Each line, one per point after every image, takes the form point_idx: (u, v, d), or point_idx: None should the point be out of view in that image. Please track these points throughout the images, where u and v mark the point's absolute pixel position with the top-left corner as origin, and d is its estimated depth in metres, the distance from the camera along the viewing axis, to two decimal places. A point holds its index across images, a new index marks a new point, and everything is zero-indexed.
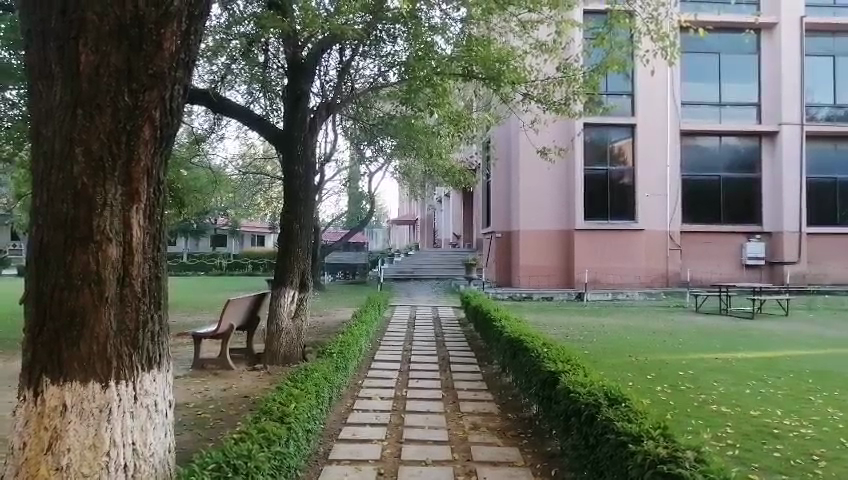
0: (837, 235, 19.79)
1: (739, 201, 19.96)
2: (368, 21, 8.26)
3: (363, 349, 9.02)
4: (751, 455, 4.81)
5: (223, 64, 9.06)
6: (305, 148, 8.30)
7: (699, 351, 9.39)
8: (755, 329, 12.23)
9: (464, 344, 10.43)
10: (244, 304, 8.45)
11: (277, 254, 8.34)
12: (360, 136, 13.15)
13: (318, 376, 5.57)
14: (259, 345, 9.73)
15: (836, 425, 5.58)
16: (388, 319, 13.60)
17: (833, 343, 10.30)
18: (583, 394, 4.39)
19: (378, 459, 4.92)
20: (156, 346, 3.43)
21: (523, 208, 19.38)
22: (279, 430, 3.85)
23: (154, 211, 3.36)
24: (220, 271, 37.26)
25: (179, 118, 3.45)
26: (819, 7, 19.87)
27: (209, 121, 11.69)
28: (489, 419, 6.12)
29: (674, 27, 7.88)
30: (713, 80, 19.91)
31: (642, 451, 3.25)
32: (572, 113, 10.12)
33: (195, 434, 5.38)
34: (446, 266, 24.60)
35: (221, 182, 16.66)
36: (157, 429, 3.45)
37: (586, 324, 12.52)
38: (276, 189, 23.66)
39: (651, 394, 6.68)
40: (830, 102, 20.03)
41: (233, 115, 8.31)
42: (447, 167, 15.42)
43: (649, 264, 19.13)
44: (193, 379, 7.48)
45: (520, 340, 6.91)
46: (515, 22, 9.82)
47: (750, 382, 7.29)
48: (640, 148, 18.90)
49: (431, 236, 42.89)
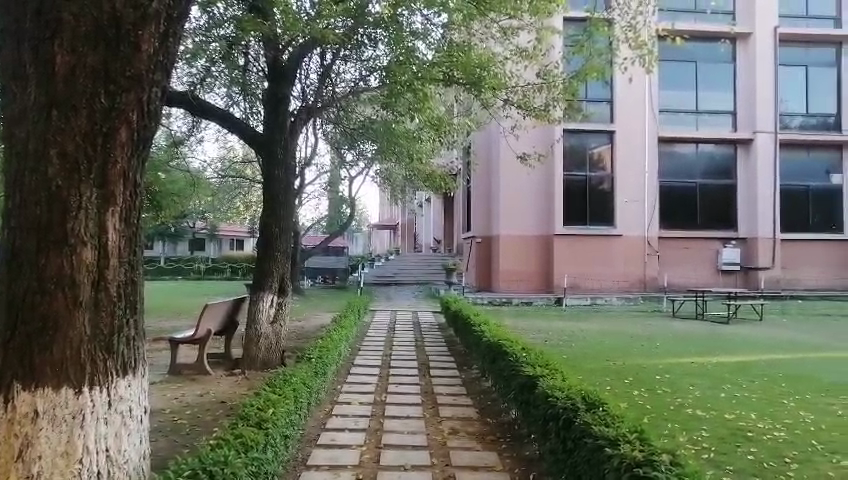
0: (809, 241, 20.18)
1: (716, 206, 20.23)
2: (349, 26, 8.23)
3: (343, 354, 8.99)
4: (726, 457, 4.87)
5: (203, 67, 8.98)
6: (285, 151, 8.28)
7: (675, 356, 9.51)
8: (730, 333, 12.37)
9: (444, 348, 10.44)
10: (223, 309, 8.37)
11: (256, 258, 8.27)
12: (341, 141, 13.13)
13: (296, 381, 5.54)
14: (237, 351, 9.64)
15: (808, 428, 5.67)
16: (368, 323, 13.54)
17: (807, 348, 10.47)
18: (562, 399, 4.41)
19: (357, 465, 4.89)
20: (132, 351, 3.38)
21: (504, 213, 19.45)
22: (256, 436, 3.81)
23: (131, 214, 3.32)
24: (199, 275, 36.89)
25: (157, 121, 3.42)
26: (791, 19, 20.32)
27: (188, 124, 11.59)
28: (467, 423, 6.13)
29: (652, 36, 7.98)
30: (690, 88, 20.19)
31: (619, 455, 3.27)
32: (552, 119, 10.20)
33: (171, 440, 5.31)
34: (427, 271, 24.61)
35: (200, 186, 16.51)
36: (132, 436, 3.41)
37: (565, 329, 12.58)
38: (256, 193, 23.53)
39: (628, 399, 6.73)
40: (803, 111, 20.42)
41: (212, 118, 8.24)
42: (427, 172, 15.45)
43: (627, 268, 19.33)
44: (169, 385, 7.38)
45: (500, 345, 6.93)
46: (496, 28, 9.82)
47: (725, 385, 7.40)
48: (618, 154, 19.14)
49: (412, 241, 42.87)
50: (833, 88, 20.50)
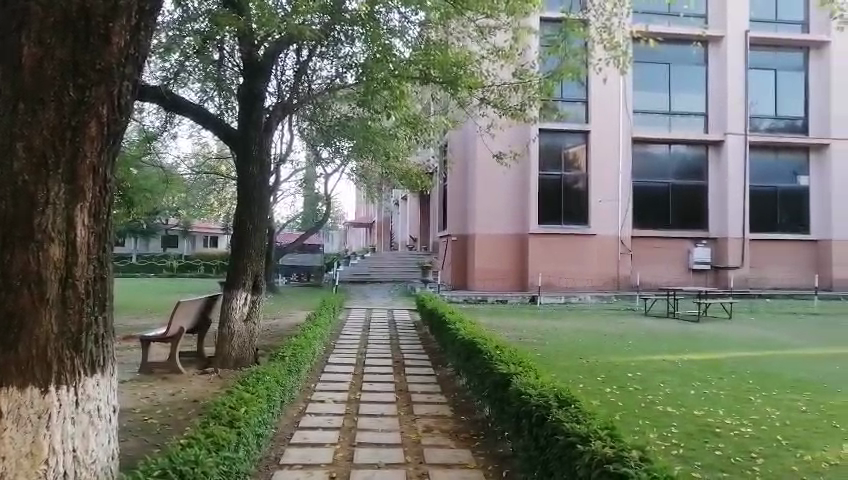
0: (777, 242, 20.63)
1: (688, 206, 20.54)
2: (326, 23, 8.14)
3: (317, 353, 8.95)
4: (695, 453, 4.96)
5: (177, 61, 8.88)
6: (260, 149, 8.21)
7: (646, 354, 9.65)
8: (700, 332, 12.58)
9: (418, 346, 10.45)
10: (196, 307, 8.26)
11: (230, 255, 8.19)
12: (316, 138, 13.06)
13: (269, 379, 5.50)
14: (209, 349, 9.54)
15: (774, 424, 5.80)
16: (342, 321, 13.52)
17: (773, 345, 10.70)
18: (534, 397, 4.45)
19: (331, 463, 4.88)
20: (101, 349, 3.32)
21: (480, 211, 19.53)
22: (228, 435, 3.78)
23: (101, 210, 3.25)
24: (171, 272, 36.35)
25: (128, 115, 3.35)
26: (761, 23, 20.72)
27: (162, 119, 11.42)
28: (441, 421, 6.15)
29: (626, 38, 8.08)
30: (663, 90, 20.47)
31: (590, 452, 3.32)
32: (527, 118, 10.27)
33: (141, 440, 5.24)
34: (403, 269, 24.60)
35: (173, 182, 16.29)
36: (100, 435, 3.34)
37: (539, 327, 12.68)
38: (230, 190, 23.28)
39: (600, 396, 6.81)
40: (772, 113, 20.83)
41: (186, 113, 8.14)
42: (403, 170, 15.43)
43: (601, 267, 19.54)
44: (140, 384, 7.28)
45: (474, 343, 6.95)
46: (473, 27, 9.86)
47: (695, 383, 7.52)
48: (592, 154, 19.35)
49: (388, 239, 42.79)
50: (801, 92, 20.96)
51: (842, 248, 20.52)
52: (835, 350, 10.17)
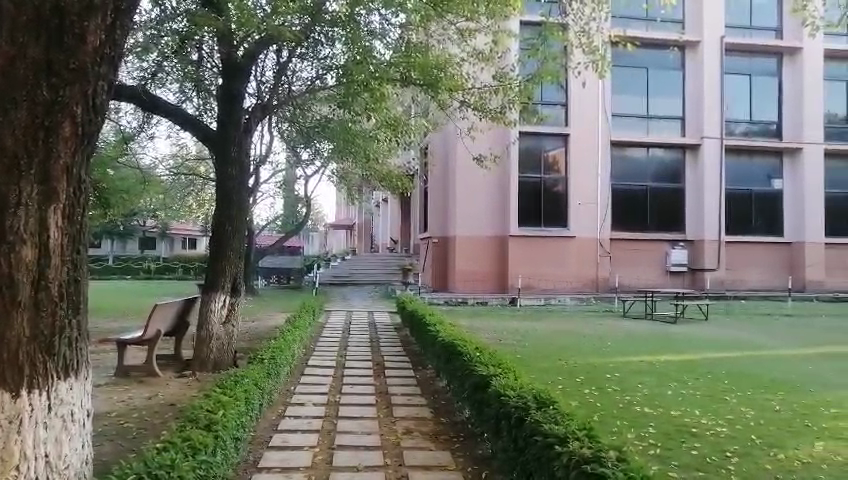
0: (752, 244, 20.98)
1: (666, 209, 20.77)
2: (306, 24, 8.07)
3: (296, 355, 8.90)
4: (671, 453, 5.02)
5: (155, 61, 8.78)
6: (239, 150, 8.15)
7: (624, 355, 9.75)
8: (677, 333, 12.73)
9: (398, 348, 10.45)
10: (173, 309, 8.17)
11: (208, 258, 8.11)
12: (296, 139, 13.00)
13: (248, 382, 5.46)
14: (187, 352, 9.44)
15: (749, 423, 5.89)
16: (323, 324, 13.46)
17: (747, 346, 10.87)
18: (513, 398, 4.48)
19: (309, 466, 4.85)
20: (75, 353, 3.27)
21: (460, 214, 19.57)
22: (205, 439, 3.75)
23: (75, 212, 3.21)
24: (149, 274, 35.90)
25: (104, 116, 3.31)
26: (736, 29, 21.06)
27: (139, 119, 11.27)
28: (421, 423, 6.15)
29: (605, 41, 8.16)
30: (641, 94, 20.69)
31: (567, 453, 3.35)
32: (507, 121, 10.33)
33: (116, 444, 5.16)
34: (383, 271, 24.56)
35: (150, 184, 16.09)
36: (74, 441, 3.28)
37: (518, 329, 12.74)
38: (209, 192, 23.05)
39: (579, 397, 6.86)
40: (747, 118, 21.17)
41: (164, 114, 8.05)
42: (384, 172, 15.41)
43: (580, 270, 19.70)
44: (115, 387, 7.17)
45: (454, 345, 6.97)
46: (453, 30, 9.87)
47: (671, 383, 7.60)
48: (572, 157, 19.51)
49: (368, 241, 42.71)
50: (775, 97, 21.35)
51: (815, 250, 20.93)
52: (808, 350, 10.37)
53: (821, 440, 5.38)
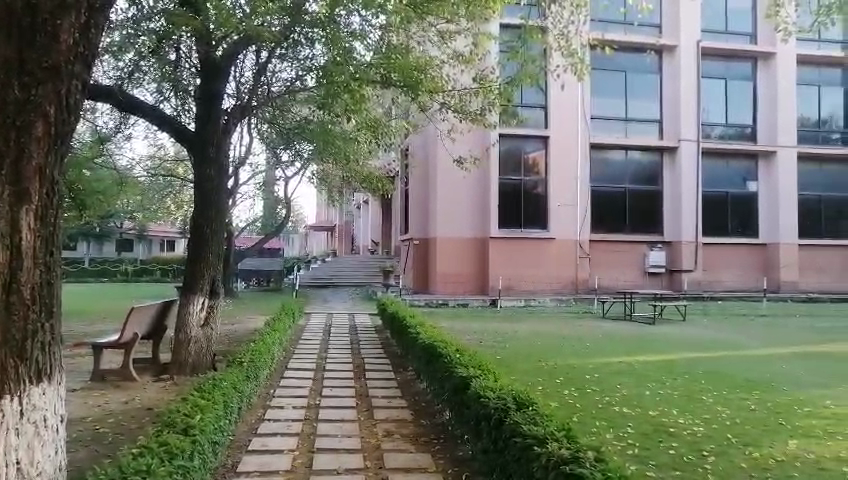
0: (728, 245, 21.31)
1: (644, 210, 20.99)
2: (286, 24, 8.01)
3: (276, 358, 8.84)
4: (649, 453, 5.06)
5: (131, 61, 8.69)
6: (218, 150, 8.08)
7: (602, 355, 9.84)
8: (655, 333, 12.86)
9: (379, 350, 10.44)
10: (150, 312, 8.06)
11: (187, 260, 8.02)
12: (276, 141, 12.94)
13: (226, 385, 5.40)
14: (164, 355, 9.32)
15: (725, 423, 5.96)
16: (302, 326, 13.40)
17: (723, 346, 11.03)
18: (492, 399, 4.49)
19: (289, 470, 4.82)
20: (48, 357, 3.21)
21: (441, 215, 19.59)
22: (182, 444, 3.70)
23: (48, 212, 3.15)
24: (125, 277, 35.42)
25: (77, 115, 3.27)
26: (712, 33, 21.39)
27: (115, 120, 11.13)
28: (401, 425, 6.14)
29: (583, 45, 8.22)
30: (619, 96, 20.89)
31: (546, 453, 3.37)
32: (487, 123, 10.37)
33: (91, 450, 5.08)
34: (364, 273, 24.50)
35: (128, 185, 15.91)
36: (47, 447, 3.22)
37: (499, 330, 12.79)
38: (187, 193, 22.83)
39: (558, 398, 6.89)
40: (723, 121, 21.49)
41: (141, 114, 7.94)
42: (364, 174, 15.37)
43: (560, 271, 19.83)
44: (91, 392, 7.06)
45: (434, 346, 6.98)
46: (434, 32, 9.88)
47: (649, 384, 7.69)
48: (552, 159, 19.64)
49: (349, 243, 42.60)
50: (750, 100, 21.70)
51: (789, 251, 21.31)
52: (781, 350, 10.56)
53: (794, 438, 5.48)
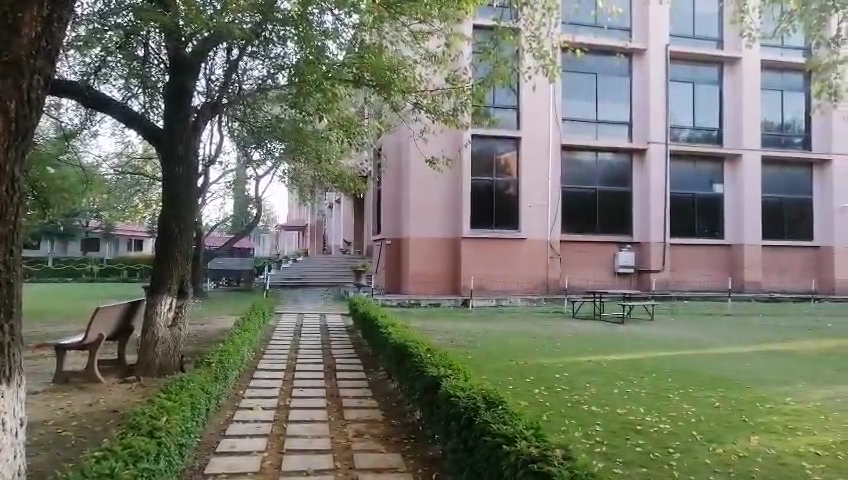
0: (695, 246, 21.74)
1: (614, 211, 21.27)
2: (257, 21, 7.90)
3: (246, 358, 8.73)
4: (617, 450, 5.13)
5: (98, 57, 8.53)
6: (187, 148, 7.97)
7: (573, 355, 9.93)
8: (624, 333, 13.02)
9: (350, 350, 10.38)
10: (116, 312, 7.90)
11: (154, 260, 7.88)
12: (247, 139, 12.82)
13: (193, 386, 5.32)
14: (130, 357, 9.15)
15: (690, 420, 6.08)
16: (273, 327, 13.29)
17: (690, 345, 11.22)
18: (463, 399, 4.50)
19: (258, 471, 4.77)
20: (6, 359, 3.13)
21: (414, 215, 19.59)
22: (148, 446, 3.64)
23: (8, 210, 3.09)
24: (91, 276, 34.73)
25: (40, 111, 3.24)
26: (680, 38, 21.78)
27: (81, 116, 10.91)
28: (372, 426, 6.12)
29: (556, 46, 8.25)
30: (590, 99, 21.13)
31: (515, 452, 3.39)
32: (459, 124, 10.38)
33: (53, 454, 4.97)
34: (336, 274, 24.38)
35: (94, 183, 15.59)
36: (5, 451, 3.13)
37: (471, 330, 12.83)
38: (156, 192, 22.46)
39: (528, 397, 6.94)
40: (691, 124, 21.90)
41: (108, 111, 7.78)
42: (336, 173, 15.31)
43: (531, 270, 20.00)
44: (54, 395, 6.90)
45: (405, 346, 6.98)
46: (407, 32, 9.84)
47: (617, 382, 7.79)
48: (524, 160, 19.80)
49: (321, 243, 42.34)
50: (716, 104, 22.17)
51: (754, 252, 21.81)
52: (746, 348, 10.77)
53: (757, 434, 5.61)
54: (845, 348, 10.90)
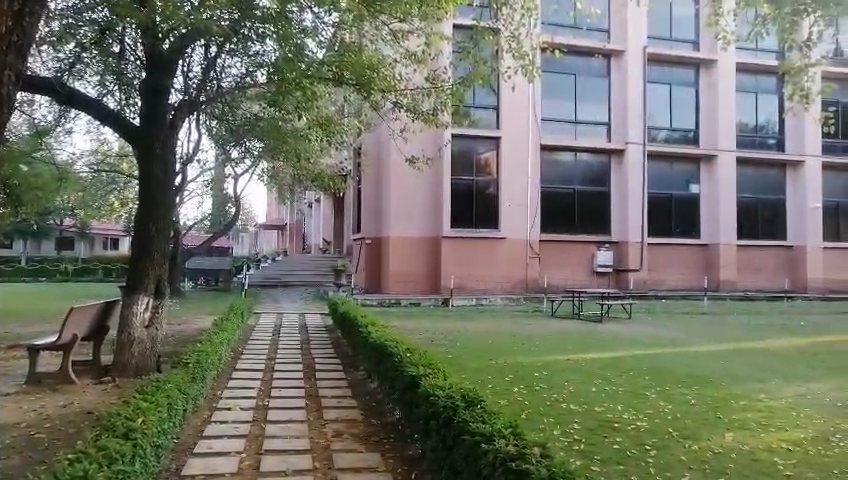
0: (672, 246, 22.02)
1: (592, 211, 21.45)
2: (235, 18, 7.70)
3: (224, 358, 8.64)
4: (594, 448, 5.17)
5: (72, 52, 8.38)
6: (164, 147, 7.89)
7: (552, 353, 10.01)
8: (603, 331, 13.13)
9: (329, 350, 10.34)
10: (91, 311, 7.78)
11: (130, 259, 7.78)
12: (226, 138, 12.71)
13: (170, 387, 5.26)
14: (106, 357, 9.01)
15: (667, 417, 6.16)
16: (252, 326, 13.17)
17: (667, 343, 11.36)
18: (442, 398, 4.51)
19: (236, 472, 4.73)
20: None
21: (394, 214, 19.56)
22: (123, 448, 3.59)
23: None
24: (66, 276, 34.15)
25: None
26: (657, 40, 22.05)
27: (55, 113, 10.73)
28: (351, 425, 6.11)
29: (535, 46, 8.28)
30: (569, 99, 21.29)
31: (494, 450, 3.41)
32: (439, 123, 10.39)
33: (26, 457, 4.88)
34: (316, 273, 24.25)
35: (68, 181, 15.33)
36: None
37: (451, 329, 12.85)
38: (132, 190, 22.15)
39: (507, 396, 6.97)
40: (668, 125, 22.17)
41: (82, 108, 7.65)
42: (316, 171, 15.24)
43: (511, 269, 20.10)
44: (27, 396, 6.78)
45: (385, 345, 6.98)
46: (387, 32, 9.81)
47: (596, 380, 7.87)
48: (503, 160, 19.89)
49: (300, 242, 42.08)
50: (692, 105, 22.47)
51: (729, 251, 22.15)
52: (721, 347, 10.93)
53: (731, 431, 5.70)
54: (817, 346, 11.11)
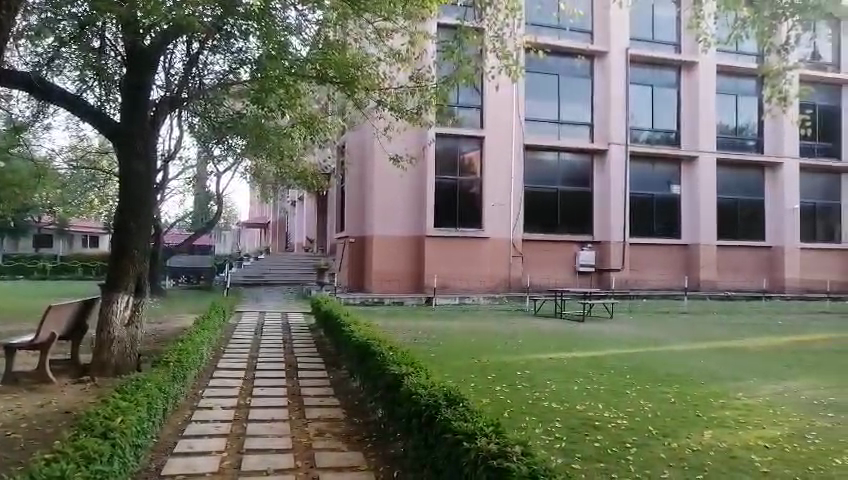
0: (653, 246, 22.23)
1: (575, 211, 21.57)
2: (218, 15, 7.56)
3: (204, 358, 8.57)
4: (575, 446, 5.20)
5: (51, 47, 8.26)
6: (146, 145, 7.81)
7: (533, 352, 10.06)
8: (585, 330, 13.22)
9: (310, 349, 10.30)
10: (69, 310, 7.67)
11: (110, 258, 7.68)
12: (208, 135, 12.62)
13: (149, 386, 5.20)
14: (84, 357, 8.88)
15: (647, 415, 6.22)
16: (233, 325, 13.07)
17: (647, 342, 11.49)
18: (424, 396, 4.51)
19: (216, 472, 4.69)
20: None
21: (377, 213, 19.54)
22: (101, 448, 3.54)
23: None
24: (44, 274, 33.62)
25: None
26: (640, 42, 22.24)
27: (33, 108, 10.57)
28: (333, 424, 6.09)
29: (517, 46, 8.32)
30: (552, 99, 21.40)
31: (475, 449, 3.42)
32: (423, 122, 10.41)
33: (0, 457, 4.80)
34: (298, 272, 24.13)
35: (46, 178, 15.08)
36: None
37: (434, 328, 12.86)
38: (112, 188, 21.85)
39: (489, 395, 7.00)
40: (649, 126, 22.37)
41: (60, 103, 7.53)
42: (298, 169, 15.14)
43: (494, 268, 20.17)
44: (3, 396, 6.66)
45: (368, 344, 6.98)
46: (371, 30, 9.79)
47: (577, 379, 7.93)
48: (487, 159, 19.95)
49: (283, 241, 41.84)
50: (673, 107, 22.70)
51: (709, 251, 22.40)
52: (700, 345, 11.08)
53: (709, 429, 5.77)
54: (794, 345, 11.29)
